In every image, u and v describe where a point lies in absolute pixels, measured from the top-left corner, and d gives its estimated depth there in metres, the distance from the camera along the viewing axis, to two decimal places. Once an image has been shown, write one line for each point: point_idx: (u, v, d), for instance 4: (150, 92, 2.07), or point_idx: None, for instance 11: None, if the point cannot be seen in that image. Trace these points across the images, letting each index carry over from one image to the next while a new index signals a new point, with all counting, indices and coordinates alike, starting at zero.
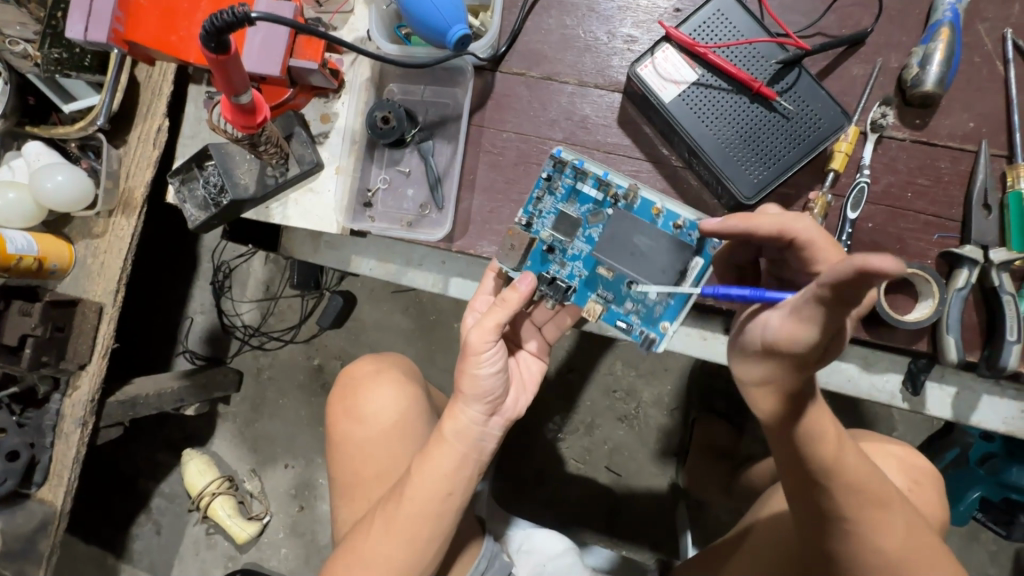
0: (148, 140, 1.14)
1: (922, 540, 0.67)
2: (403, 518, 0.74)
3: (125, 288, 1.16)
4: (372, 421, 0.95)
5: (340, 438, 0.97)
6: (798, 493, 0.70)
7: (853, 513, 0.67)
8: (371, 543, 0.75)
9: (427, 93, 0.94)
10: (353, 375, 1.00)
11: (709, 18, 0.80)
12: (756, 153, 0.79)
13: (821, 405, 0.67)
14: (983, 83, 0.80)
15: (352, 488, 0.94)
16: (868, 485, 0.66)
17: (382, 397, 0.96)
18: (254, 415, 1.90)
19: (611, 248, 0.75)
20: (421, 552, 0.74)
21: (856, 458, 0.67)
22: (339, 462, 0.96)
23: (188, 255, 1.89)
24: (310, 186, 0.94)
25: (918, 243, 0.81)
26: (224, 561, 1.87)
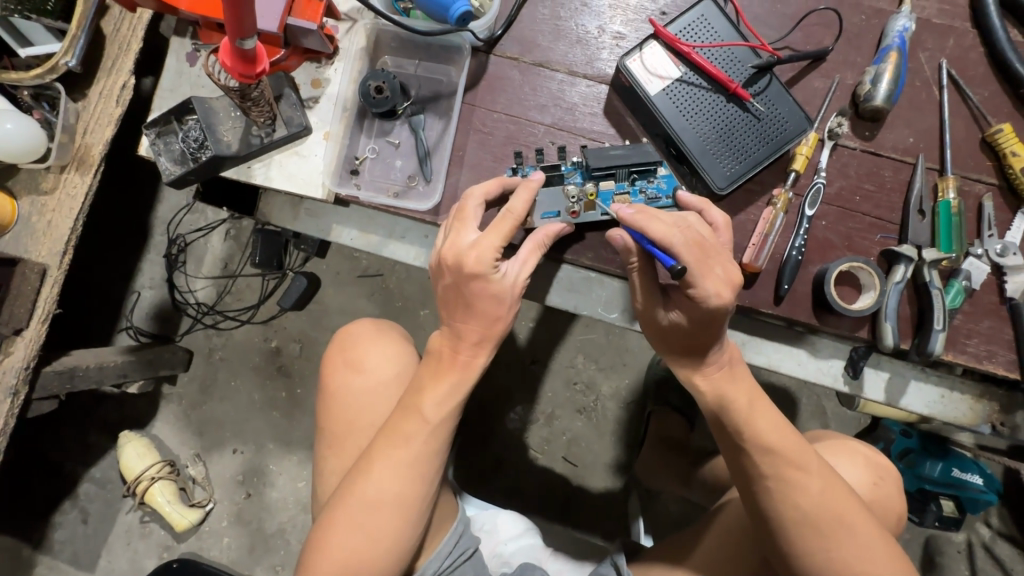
0: (110, 96, 1.08)
1: (841, 502, 0.72)
2: (406, 450, 0.78)
3: (73, 249, 1.09)
4: (372, 375, 0.96)
5: (335, 388, 0.97)
6: (730, 457, 0.77)
7: (771, 472, 0.73)
8: (370, 476, 0.77)
9: (420, 70, 0.96)
10: (352, 332, 1.01)
11: (694, 21, 0.87)
12: (730, 149, 0.86)
13: (730, 376, 0.79)
14: (922, 104, 0.91)
15: (341, 437, 0.94)
16: (780, 447, 0.73)
17: (381, 352, 0.98)
18: (201, 397, 1.82)
19: (598, 154, 0.86)
20: (412, 487, 0.78)
21: (772, 423, 0.75)
22: (331, 409, 0.96)
23: (139, 226, 1.79)
24: (297, 149, 0.92)
25: (863, 241, 0.90)
26: (158, 551, 1.76)
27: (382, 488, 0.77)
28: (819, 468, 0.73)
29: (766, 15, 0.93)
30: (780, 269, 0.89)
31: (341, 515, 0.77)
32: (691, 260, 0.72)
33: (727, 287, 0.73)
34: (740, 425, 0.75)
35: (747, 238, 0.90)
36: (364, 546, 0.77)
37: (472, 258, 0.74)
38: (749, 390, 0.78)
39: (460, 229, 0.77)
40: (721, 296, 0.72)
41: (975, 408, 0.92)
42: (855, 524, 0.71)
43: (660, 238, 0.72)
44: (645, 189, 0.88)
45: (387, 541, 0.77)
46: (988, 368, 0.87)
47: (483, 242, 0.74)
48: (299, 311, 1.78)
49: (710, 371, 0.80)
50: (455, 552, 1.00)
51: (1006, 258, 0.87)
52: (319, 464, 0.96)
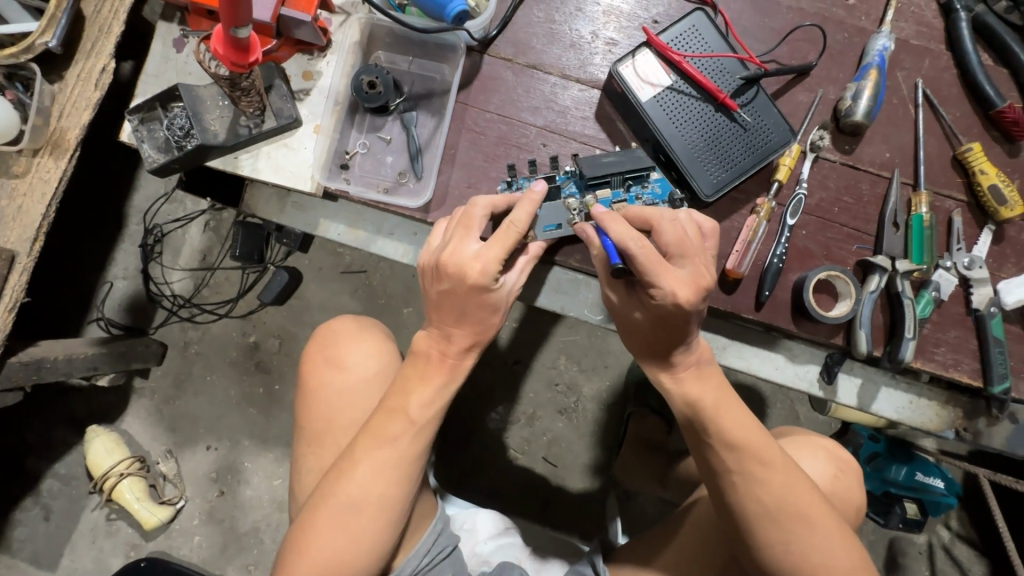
0: (89, 79, 1.05)
1: (802, 497, 0.73)
2: (391, 448, 0.78)
3: (43, 237, 1.05)
4: (354, 372, 0.95)
5: (316, 386, 0.95)
6: (697, 452, 0.79)
7: (737, 467, 0.75)
8: (350, 476, 0.77)
9: (413, 67, 0.96)
10: (333, 329, 1.00)
11: (685, 31, 0.89)
12: (717, 157, 0.88)
13: (700, 375, 0.80)
14: (898, 121, 0.95)
15: (320, 436, 0.93)
16: (745, 443, 0.75)
17: (362, 350, 0.97)
18: (175, 392, 1.77)
19: (591, 164, 0.86)
20: (395, 488, 0.77)
21: (738, 421, 0.77)
22: (311, 407, 0.94)
23: (113, 215, 1.74)
24: (286, 141, 0.91)
25: (841, 251, 0.93)
26: (125, 550, 1.71)
27: (365, 489, 0.76)
28: (782, 464, 0.75)
29: (753, 29, 0.96)
30: (762, 276, 0.91)
31: (320, 515, 0.76)
32: (649, 262, 0.73)
33: (688, 288, 0.73)
34: (707, 422, 0.77)
35: (731, 245, 0.93)
36: (342, 546, 0.76)
37: (478, 270, 0.74)
38: (715, 387, 0.80)
39: (462, 237, 0.77)
40: (681, 296, 0.73)
41: (941, 413, 0.96)
42: (814, 518, 0.73)
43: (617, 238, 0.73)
44: (640, 195, 0.89)
45: (364, 539, 0.77)
46: (954, 376, 0.91)
47: (491, 255, 0.75)
48: (280, 306, 1.76)
49: (679, 370, 0.81)
50: (434, 551, 1.00)
51: (973, 271, 0.91)
52: (297, 464, 0.94)
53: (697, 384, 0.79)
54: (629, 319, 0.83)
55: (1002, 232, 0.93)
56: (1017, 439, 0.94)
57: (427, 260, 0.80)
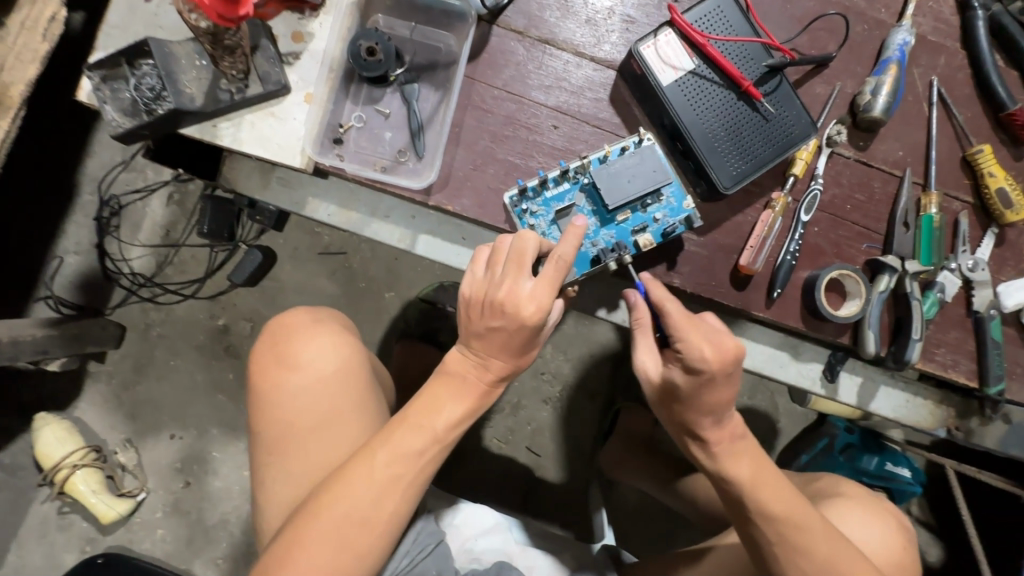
0: (35, 28, 0.92)
1: (844, 554, 0.73)
2: (409, 466, 0.72)
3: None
4: (308, 370, 0.85)
5: (269, 387, 0.85)
6: (740, 528, 0.77)
7: (777, 538, 0.73)
8: (355, 491, 0.70)
9: (415, 34, 0.89)
10: (283, 324, 0.90)
11: (710, 11, 0.84)
12: (737, 148, 0.84)
13: (735, 451, 0.77)
14: (912, 119, 0.93)
15: (280, 441, 0.83)
16: (786, 516, 0.73)
17: (319, 344, 0.88)
18: (134, 377, 1.65)
19: (607, 182, 0.83)
20: (406, 502, 0.73)
21: (776, 491, 0.74)
22: (267, 412, 0.84)
23: (63, 184, 1.59)
24: (272, 110, 0.82)
25: (850, 249, 0.92)
26: (79, 545, 1.60)
27: (372, 505, 0.71)
28: (821, 528, 0.74)
29: (775, 14, 0.92)
30: (774, 273, 0.89)
31: (313, 532, 0.69)
32: (676, 318, 0.75)
33: (714, 352, 0.72)
34: (745, 496, 0.75)
35: (743, 240, 0.90)
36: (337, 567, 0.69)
37: (533, 309, 0.70)
38: (755, 463, 0.76)
39: (515, 272, 0.71)
40: (704, 356, 0.72)
41: (934, 412, 0.97)
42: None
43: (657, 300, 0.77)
44: (657, 215, 0.86)
45: (363, 560, 0.71)
46: (952, 376, 0.92)
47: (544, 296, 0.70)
48: (252, 287, 1.65)
49: (712, 446, 0.77)
50: (414, 550, 0.96)
51: (976, 274, 0.91)
52: (258, 475, 0.84)
53: (734, 462, 0.76)
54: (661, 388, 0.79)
55: (1003, 235, 0.94)
56: (1007, 439, 0.96)
57: (476, 293, 0.74)
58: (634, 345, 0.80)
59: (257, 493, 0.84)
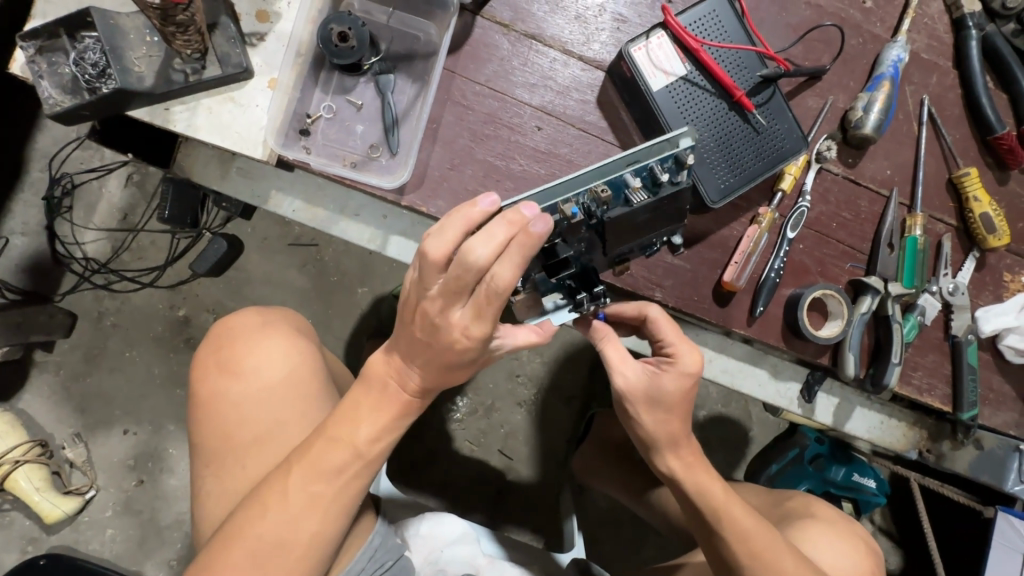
0: None
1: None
2: (329, 481, 0.68)
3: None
4: (254, 378, 0.79)
5: (209, 396, 0.79)
6: (708, 548, 0.74)
7: (746, 557, 0.70)
8: (272, 515, 0.66)
9: (392, 21, 0.82)
10: (231, 326, 0.82)
11: (705, 15, 0.81)
12: (726, 161, 0.81)
13: (698, 460, 0.76)
14: (902, 137, 0.91)
15: (218, 457, 0.77)
16: (753, 527, 0.71)
17: (268, 350, 0.81)
18: (85, 368, 1.56)
19: (616, 233, 0.75)
20: (330, 524, 0.69)
21: (743, 503, 0.73)
22: (205, 423, 0.78)
23: (13, 160, 1.50)
24: (232, 95, 0.75)
25: (835, 268, 0.90)
26: (21, 544, 1.52)
27: (292, 527, 0.67)
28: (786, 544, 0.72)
29: (769, 22, 0.89)
30: (757, 290, 0.87)
31: (228, 562, 0.65)
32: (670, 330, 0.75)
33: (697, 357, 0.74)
34: (715, 510, 0.73)
35: (728, 255, 0.88)
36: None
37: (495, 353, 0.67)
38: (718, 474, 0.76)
39: (449, 296, 0.60)
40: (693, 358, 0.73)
41: (907, 434, 0.97)
42: None
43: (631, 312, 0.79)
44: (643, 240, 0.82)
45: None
46: (927, 401, 0.92)
47: (478, 329, 0.61)
48: (215, 278, 1.56)
49: (683, 452, 0.76)
50: (375, 564, 0.92)
51: (955, 297, 0.91)
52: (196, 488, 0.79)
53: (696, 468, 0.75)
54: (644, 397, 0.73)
55: (984, 259, 0.93)
56: (977, 464, 0.96)
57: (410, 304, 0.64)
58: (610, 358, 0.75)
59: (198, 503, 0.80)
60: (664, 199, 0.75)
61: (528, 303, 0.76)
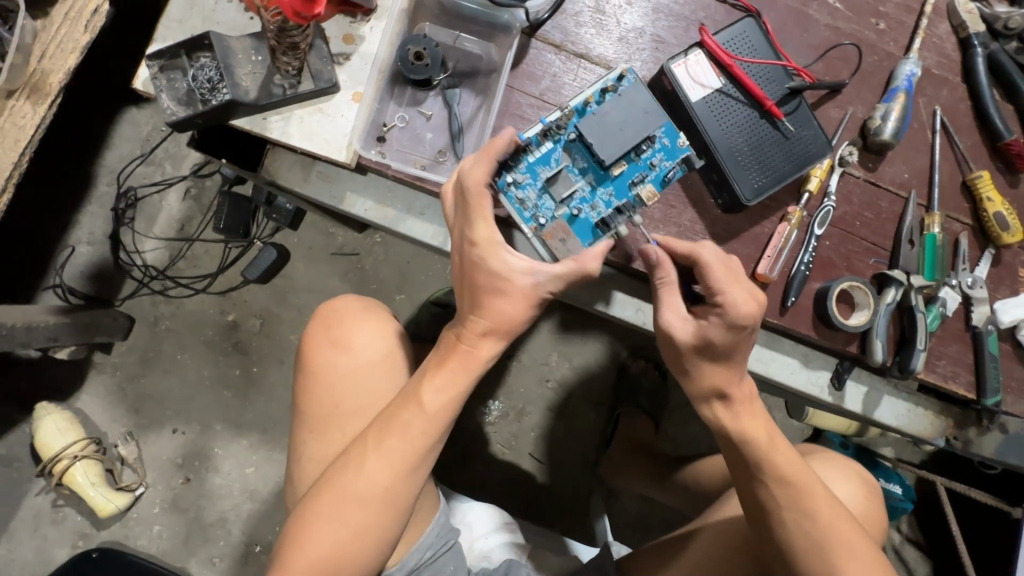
0: (78, 21, 1.00)
1: (849, 528, 0.74)
2: (403, 440, 0.77)
3: (11, 187, 0.97)
4: (358, 354, 0.95)
5: (320, 367, 0.95)
6: (746, 490, 0.79)
7: (785, 501, 0.75)
8: (357, 469, 0.77)
9: (458, 43, 0.93)
10: (339, 309, 0.99)
11: (737, 35, 0.91)
12: (758, 163, 0.90)
13: (753, 413, 0.79)
14: (918, 144, 1.00)
15: (324, 421, 0.93)
16: (794, 476, 0.76)
17: (369, 331, 0.97)
18: (139, 370, 1.64)
19: (597, 132, 0.81)
20: (403, 483, 0.77)
21: (785, 450, 0.77)
22: (317, 390, 0.95)
23: (82, 175, 1.62)
24: (321, 106, 0.85)
25: (859, 263, 0.97)
26: (73, 539, 1.58)
27: (370, 483, 0.76)
28: (825, 494, 0.76)
29: (792, 42, 0.98)
30: (788, 283, 0.94)
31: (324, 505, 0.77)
32: (716, 270, 0.76)
33: (753, 299, 0.76)
34: (759, 457, 0.77)
35: (760, 250, 0.95)
36: (342, 543, 0.76)
37: (528, 281, 0.76)
38: (767, 426, 0.79)
39: (460, 209, 0.79)
40: (747, 303, 0.75)
41: (934, 422, 1.02)
42: (858, 547, 0.74)
43: (688, 251, 0.77)
44: (654, 162, 0.84)
45: (375, 530, 0.77)
46: (952, 388, 0.97)
47: (481, 233, 0.77)
48: (264, 284, 1.67)
49: (732, 403, 0.79)
50: (436, 545, 1.00)
51: (974, 291, 0.97)
52: (299, 448, 0.94)
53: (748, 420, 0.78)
54: (695, 347, 0.77)
55: (999, 256, 1.00)
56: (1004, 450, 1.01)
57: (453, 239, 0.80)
58: (661, 303, 0.79)
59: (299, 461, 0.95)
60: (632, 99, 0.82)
61: (557, 233, 0.85)
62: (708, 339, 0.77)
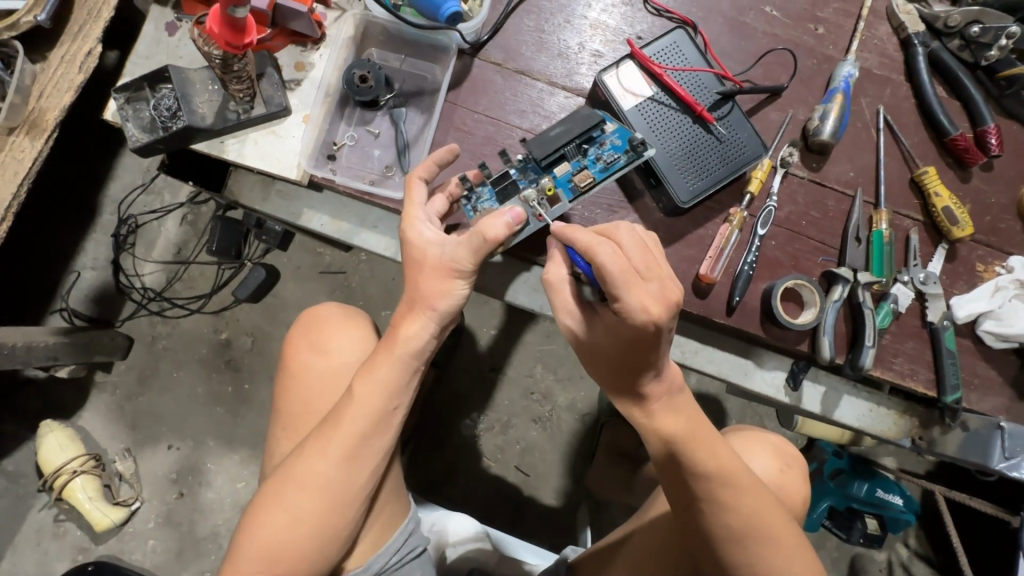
0: (73, 62, 1.08)
1: (770, 520, 0.77)
2: (347, 431, 0.84)
3: (11, 217, 1.05)
4: (336, 356, 1.06)
5: (299, 367, 1.06)
6: (671, 485, 0.80)
7: (707, 497, 0.77)
8: (306, 461, 0.84)
9: (404, 65, 0.99)
10: (320, 315, 1.10)
11: (667, 46, 0.94)
12: (694, 167, 0.92)
13: (668, 409, 0.80)
14: (862, 143, 1.01)
15: (296, 419, 1.03)
16: (715, 473, 0.77)
17: (346, 337, 1.08)
18: (138, 389, 1.72)
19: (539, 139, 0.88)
20: (345, 473, 0.84)
21: (705, 443, 0.78)
22: (293, 390, 1.05)
23: (88, 205, 1.73)
24: (274, 129, 0.92)
25: (807, 262, 0.98)
26: (72, 554, 1.64)
27: (312, 471, 0.83)
28: (749, 487, 0.77)
29: (730, 51, 1.02)
30: (733, 282, 0.95)
31: (277, 495, 0.84)
32: (618, 272, 0.69)
33: (656, 305, 0.70)
34: (682, 452, 0.78)
35: (705, 251, 0.97)
36: (287, 528, 0.82)
37: (437, 253, 0.83)
38: (689, 422, 0.80)
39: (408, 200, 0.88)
40: (646, 314, 0.70)
41: (898, 422, 1.00)
42: (777, 537, 0.76)
43: (585, 249, 0.69)
44: (600, 156, 0.89)
45: (322, 518, 0.83)
46: (910, 385, 0.96)
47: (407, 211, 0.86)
48: (255, 303, 1.74)
49: (650, 405, 0.80)
50: (403, 550, 1.01)
51: (928, 286, 0.96)
52: (273, 444, 1.05)
53: (667, 417, 0.79)
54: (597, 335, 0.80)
55: (955, 251, 0.99)
56: None
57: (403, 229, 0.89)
58: (554, 300, 0.81)
59: (272, 454, 1.04)
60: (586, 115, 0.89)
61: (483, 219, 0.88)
62: (604, 329, 0.79)
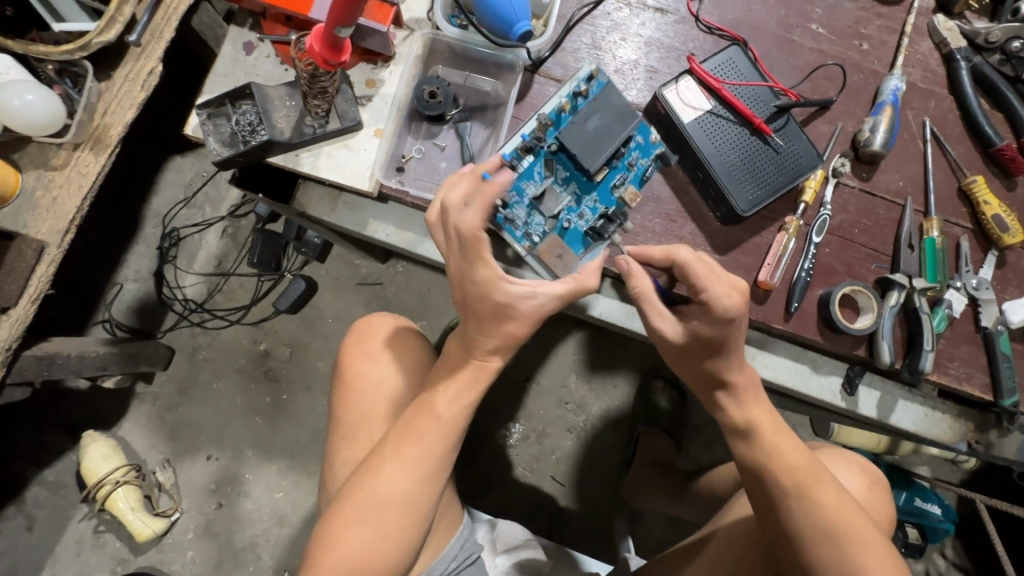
0: (136, 80, 1.09)
1: (857, 522, 0.77)
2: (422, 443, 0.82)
3: (75, 229, 1.08)
4: (390, 364, 1.08)
5: (355, 376, 1.08)
6: (752, 481, 0.84)
7: (791, 489, 0.79)
8: (381, 476, 0.81)
9: (467, 82, 1.03)
10: (371, 324, 1.13)
11: (724, 62, 0.98)
12: (752, 177, 0.95)
13: (755, 398, 0.85)
14: (910, 153, 1.04)
15: (355, 430, 1.04)
16: (798, 468, 0.80)
17: (399, 344, 1.10)
18: (178, 399, 1.74)
19: (581, 143, 0.88)
20: (421, 483, 0.82)
21: (790, 461, 0.80)
22: (351, 401, 1.06)
23: (132, 219, 1.77)
24: (346, 142, 0.95)
25: (861, 268, 1.00)
26: (111, 565, 1.64)
27: (391, 486, 0.81)
28: (832, 486, 0.79)
29: (779, 66, 1.06)
30: (790, 289, 0.98)
31: (351, 508, 0.81)
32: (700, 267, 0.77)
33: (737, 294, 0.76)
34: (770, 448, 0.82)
35: (761, 259, 0.99)
36: (372, 544, 0.81)
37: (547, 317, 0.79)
38: (771, 413, 0.85)
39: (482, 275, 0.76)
40: (731, 297, 0.76)
41: (953, 426, 1.01)
42: (866, 540, 0.76)
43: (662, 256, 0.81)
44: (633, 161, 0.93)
45: (400, 529, 0.82)
46: (967, 390, 0.98)
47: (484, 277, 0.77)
48: (294, 314, 1.76)
49: (738, 391, 0.84)
50: (460, 557, 1.03)
51: (981, 292, 0.98)
52: (331, 456, 1.05)
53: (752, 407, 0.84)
54: (688, 345, 0.83)
55: (1004, 258, 1.02)
56: None
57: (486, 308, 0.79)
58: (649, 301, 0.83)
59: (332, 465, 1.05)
60: (602, 100, 0.89)
61: (554, 253, 0.92)
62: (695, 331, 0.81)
